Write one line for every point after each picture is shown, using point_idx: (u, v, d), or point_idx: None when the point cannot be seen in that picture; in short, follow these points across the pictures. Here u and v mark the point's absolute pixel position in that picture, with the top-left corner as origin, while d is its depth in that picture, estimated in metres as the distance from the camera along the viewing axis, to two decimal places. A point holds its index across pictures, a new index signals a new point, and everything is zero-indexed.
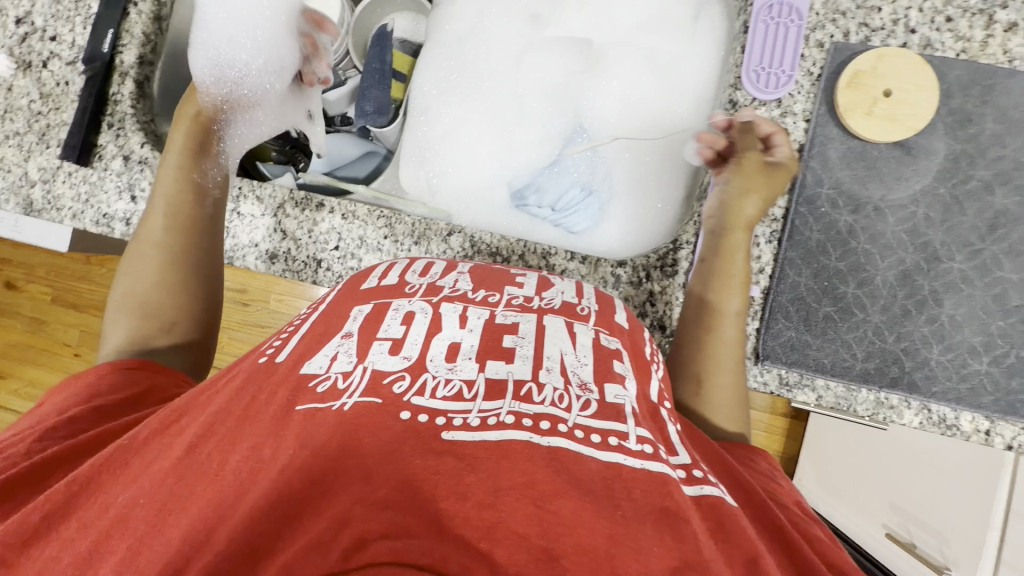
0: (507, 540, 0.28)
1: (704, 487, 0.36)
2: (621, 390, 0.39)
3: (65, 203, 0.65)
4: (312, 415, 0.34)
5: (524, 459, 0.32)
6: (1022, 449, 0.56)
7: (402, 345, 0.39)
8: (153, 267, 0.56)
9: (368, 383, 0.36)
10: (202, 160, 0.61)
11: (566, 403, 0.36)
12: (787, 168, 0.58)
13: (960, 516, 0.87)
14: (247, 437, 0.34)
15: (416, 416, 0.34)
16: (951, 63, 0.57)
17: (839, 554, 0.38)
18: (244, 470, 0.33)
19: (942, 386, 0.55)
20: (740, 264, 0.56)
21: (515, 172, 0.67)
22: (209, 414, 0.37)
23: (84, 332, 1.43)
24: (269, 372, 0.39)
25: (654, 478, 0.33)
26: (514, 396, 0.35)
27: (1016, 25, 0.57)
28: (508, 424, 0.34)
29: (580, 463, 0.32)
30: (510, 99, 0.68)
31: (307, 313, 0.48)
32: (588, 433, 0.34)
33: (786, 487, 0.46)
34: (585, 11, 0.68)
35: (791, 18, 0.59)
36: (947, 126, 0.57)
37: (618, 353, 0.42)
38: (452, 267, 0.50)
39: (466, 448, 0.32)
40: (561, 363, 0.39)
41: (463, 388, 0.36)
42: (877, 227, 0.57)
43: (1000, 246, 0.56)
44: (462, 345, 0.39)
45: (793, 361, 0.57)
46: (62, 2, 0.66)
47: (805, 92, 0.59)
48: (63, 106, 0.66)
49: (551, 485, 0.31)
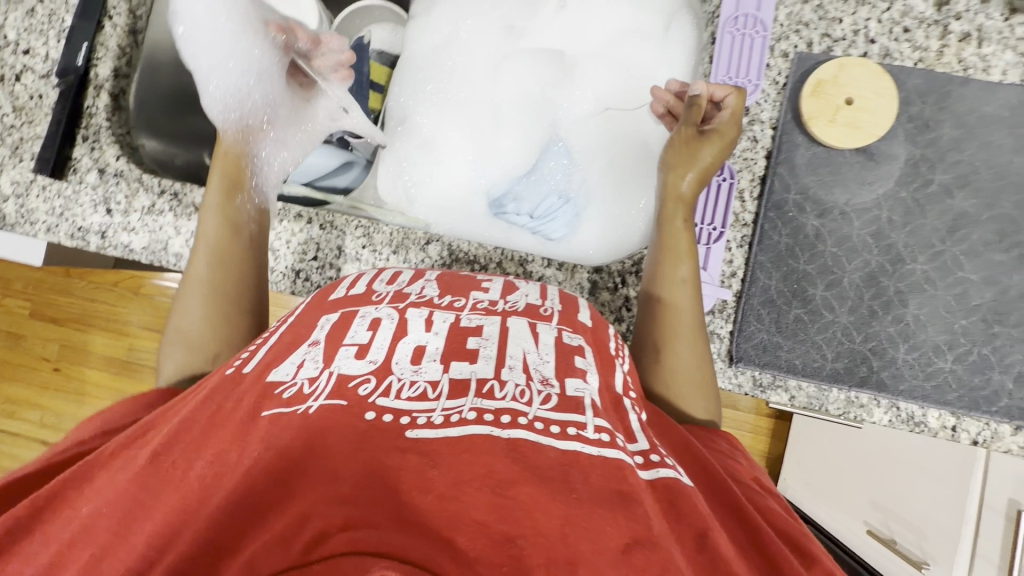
0: (467, 528, 0.29)
1: (660, 470, 0.37)
2: (582, 383, 0.40)
3: (38, 217, 0.64)
4: (276, 419, 0.35)
5: (485, 452, 0.33)
6: (987, 443, 0.58)
7: (368, 349, 0.40)
8: (202, 307, 0.54)
9: (334, 386, 0.37)
10: (238, 196, 0.58)
11: (527, 398, 0.37)
12: (723, 133, 0.58)
13: (936, 511, 0.89)
14: (213, 443, 0.35)
15: (381, 416, 0.35)
16: (909, 72, 0.60)
17: (796, 529, 0.40)
18: (208, 475, 0.33)
19: (909, 384, 0.57)
20: (682, 231, 0.56)
21: (492, 182, 0.68)
22: (175, 424, 0.37)
23: (64, 346, 1.40)
24: (235, 381, 0.40)
25: (609, 463, 0.34)
26: (477, 394, 0.37)
27: (969, 35, 0.59)
28: (470, 420, 0.35)
29: (538, 452, 0.34)
30: (487, 107, 0.69)
31: (266, 332, 0.47)
32: (547, 425, 0.35)
33: (745, 465, 0.47)
34: (559, 23, 0.70)
35: (756, 29, 0.61)
36: (908, 133, 0.59)
37: (580, 350, 0.43)
38: (418, 275, 0.51)
39: (430, 445, 0.33)
40: (523, 361, 0.40)
41: (428, 388, 0.37)
42: (843, 230, 0.59)
43: (960, 248, 0.58)
44: (428, 348, 0.41)
45: (766, 362, 0.59)
46: (35, 15, 0.66)
47: (771, 100, 0.61)
48: (37, 119, 0.65)
49: (509, 474, 0.32)
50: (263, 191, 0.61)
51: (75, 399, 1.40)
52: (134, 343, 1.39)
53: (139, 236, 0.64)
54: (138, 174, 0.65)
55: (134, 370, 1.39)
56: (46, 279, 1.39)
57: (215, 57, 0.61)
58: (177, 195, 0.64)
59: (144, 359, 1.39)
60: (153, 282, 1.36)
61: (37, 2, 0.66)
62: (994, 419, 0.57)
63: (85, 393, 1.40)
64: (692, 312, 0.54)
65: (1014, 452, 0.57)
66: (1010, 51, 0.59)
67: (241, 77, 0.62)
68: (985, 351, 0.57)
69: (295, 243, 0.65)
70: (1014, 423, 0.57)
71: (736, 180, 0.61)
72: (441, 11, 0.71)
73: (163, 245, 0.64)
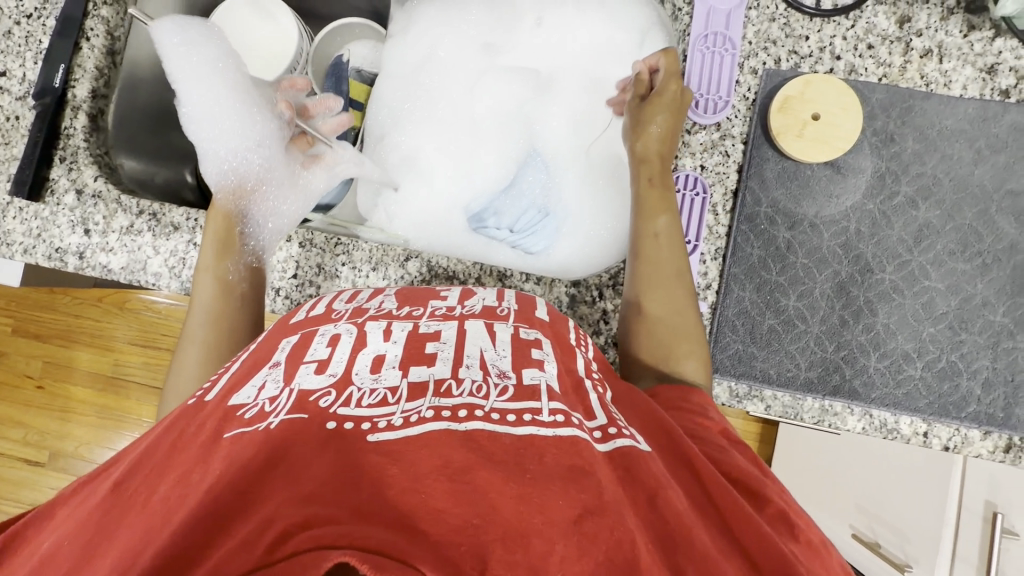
0: (428, 516, 0.30)
1: (618, 441, 0.38)
2: (539, 372, 0.41)
3: (15, 238, 0.64)
4: (238, 438, 0.35)
5: (442, 444, 0.34)
6: (957, 448, 0.60)
7: (328, 364, 0.41)
8: (197, 368, 0.57)
9: (294, 402, 0.38)
10: (227, 260, 0.61)
11: (484, 392, 0.38)
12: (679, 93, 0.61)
13: (917, 513, 0.91)
14: (175, 465, 0.35)
15: (343, 424, 0.36)
16: (873, 87, 0.62)
17: (762, 484, 0.41)
18: (173, 497, 0.33)
19: (880, 391, 0.59)
20: (652, 185, 0.59)
21: (471, 198, 0.69)
22: (139, 454, 0.37)
23: (47, 363, 1.39)
24: (198, 408, 0.40)
25: (564, 442, 0.35)
26: (435, 393, 0.38)
27: (930, 51, 0.61)
28: (428, 418, 0.36)
29: (495, 440, 0.35)
30: (465, 123, 0.71)
31: (230, 363, 0.47)
32: (503, 414, 0.37)
33: (717, 419, 0.47)
34: (534, 42, 0.71)
35: (725, 47, 0.62)
36: (873, 146, 0.62)
37: (536, 342, 0.45)
38: (378, 292, 0.53)
39: (391, 446, 0.34)
40: (481, 359, 0.42)
41: (387, 394, 0.38)
42: (813, 242, 0.61)
43: (925, 257, 0.61)
44: (387, 356, 0.42)
45: (741, 373, 0.59)
46: (11, 37, 0.66)
47: (741, 116, 0.62)
48: (13, 140, 0.65)
49: (464, 462, 0.33)
50: (255, 251, 0.64)
51: (59, 416, 1.38)
52: (119, 358, 1.37)
53: (117, 257, 0.64)
54: (116, 196, 0.64)
55: (119, 386, 1.37)
56: (28, 295, 1.38)
57: (213, 118, 0.64)
58: (156, 215, 0.64)
59: (129, 374, 1.37)
60: (139, 297, 1.36)
61: (13, 24, 0.67)
62: (963, 424, 0.58)
63: (69, 409, 1.38)
64: (669, 263, 0.56)
65: (984, 456, 0.59)
66: (968, 67, 0.61)
67: (238, 129, 0.65)
68: (952, 357, 0.59)
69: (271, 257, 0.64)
70: (982, 428, 0.58)
71: (709, 195, 0.62)
72: (419, 30, 0.72)
73: (142, 265, 0.64)
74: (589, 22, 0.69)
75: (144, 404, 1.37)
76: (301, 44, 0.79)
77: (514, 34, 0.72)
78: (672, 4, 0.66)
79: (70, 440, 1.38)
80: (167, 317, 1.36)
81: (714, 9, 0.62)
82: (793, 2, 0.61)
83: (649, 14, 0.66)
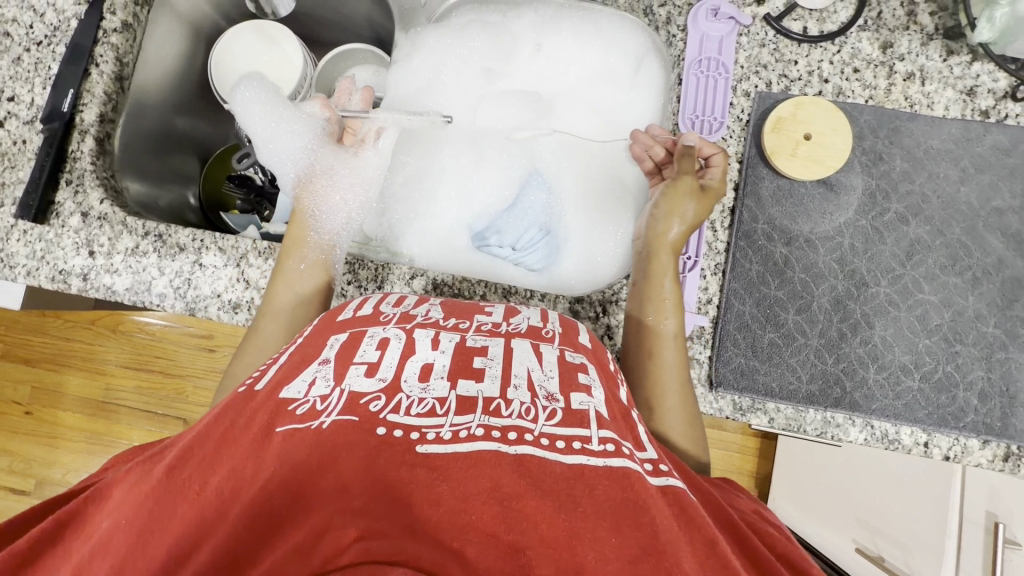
0: (477, 540, 0.32)
1: (669, 478, 0.40)
2: (586, 397, 0.43)
3: (19, 260, 0.64)
4: (290, 435, 0.37)
5: (492, 466, 0.36)
6: (958, 458, 0.60)
7: (377, 367, 0.44)
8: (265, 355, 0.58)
9: (346, 403, 0.40)
10: (297, 253, 0.62)
11: (533, 416, 0.40)
12: (715, 190, 0.61)
13: (919, 524, 0.91)
14: (226, 459, 0.37)
15: (392, 431, 0.38)
16: (860, 109, 0.64)
17: (797, 551, 0.42)
18: (225, 490, 0.35)
19: (880, 403, 0.60)
20: (669, 287, 0.59)
21: (474, 217, 0.71)
22: (189, 439, 0.39)
23: (36, 388, 1.36)
24: (247, 399, 0.42)
25: (615, 473, 0.36)
26: (484, 411, 0.40)
27: (913, 75, 0.64)
28: (479, 436, 0.38)
29: (545, 467, 0.37)
30: (470, 146, 0.74)
31: (277, 354, 0.49)
32: (553, 440, 0.39)
33: (747, 498, 0.49)
34: (534, 67, 0.74)
35: (718, 71, 0.65)
36: (863, 164, 0.64)
37: (582, 366, 0.47)
38: (423, 300, 0.56)
39: (438, 460, 0.36)
40: (528, 378, 0.44)
41: (436, 404, 0.41)
42: (810, 257, 0.63)
43: (918, 271, 0.63)
44: (435, 365, 0.44)
45: (744, 386, 0.60)
46: (21, 64, 0.68)
47: (736, 136, 0.64)
48: (20, 164, 0.66)
49: (515, 488, 0.35)
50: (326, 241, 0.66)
51: (46, 442, 1.35)
52: (110, 382, 1.36)
53: (122, 278, 0.64)
54: (122, 218, 0.65)
55: (111, 411, 1.35)
56: (19, 319, 1.36)
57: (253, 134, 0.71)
58: (162, 236, 0.64)
59: (119, 399, 1.35)
60: (132, 319, 1.35)
61: (23, 51, 0.68)
62: (962, 433, 0.60)
63: (57, 435, 1.35)
64: (676, 367, 0.56)
65: (984, 465, 0.60)
66: (949, 89, 0.64)
67: (275, 135, 0.70)
68: (949, 368, 0.61)
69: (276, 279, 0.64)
70: (981, 438, 0.60)
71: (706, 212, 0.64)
72: (422, 55, 0.74)
73: (147, 286, 0.64)
74: (588, 48, 0.72)
75: (135, 429, 1.34)
76: (305, 69, 0.82)
77: (514, 60, 0.75)
78: (667, 30, 0.67)
79: (57, 468, 1.35)
80: (161, 339, 1.35)
81: (707, 35, 0.65)
82: (782, 29, 0.64)
83: (644, 41, 0.68)
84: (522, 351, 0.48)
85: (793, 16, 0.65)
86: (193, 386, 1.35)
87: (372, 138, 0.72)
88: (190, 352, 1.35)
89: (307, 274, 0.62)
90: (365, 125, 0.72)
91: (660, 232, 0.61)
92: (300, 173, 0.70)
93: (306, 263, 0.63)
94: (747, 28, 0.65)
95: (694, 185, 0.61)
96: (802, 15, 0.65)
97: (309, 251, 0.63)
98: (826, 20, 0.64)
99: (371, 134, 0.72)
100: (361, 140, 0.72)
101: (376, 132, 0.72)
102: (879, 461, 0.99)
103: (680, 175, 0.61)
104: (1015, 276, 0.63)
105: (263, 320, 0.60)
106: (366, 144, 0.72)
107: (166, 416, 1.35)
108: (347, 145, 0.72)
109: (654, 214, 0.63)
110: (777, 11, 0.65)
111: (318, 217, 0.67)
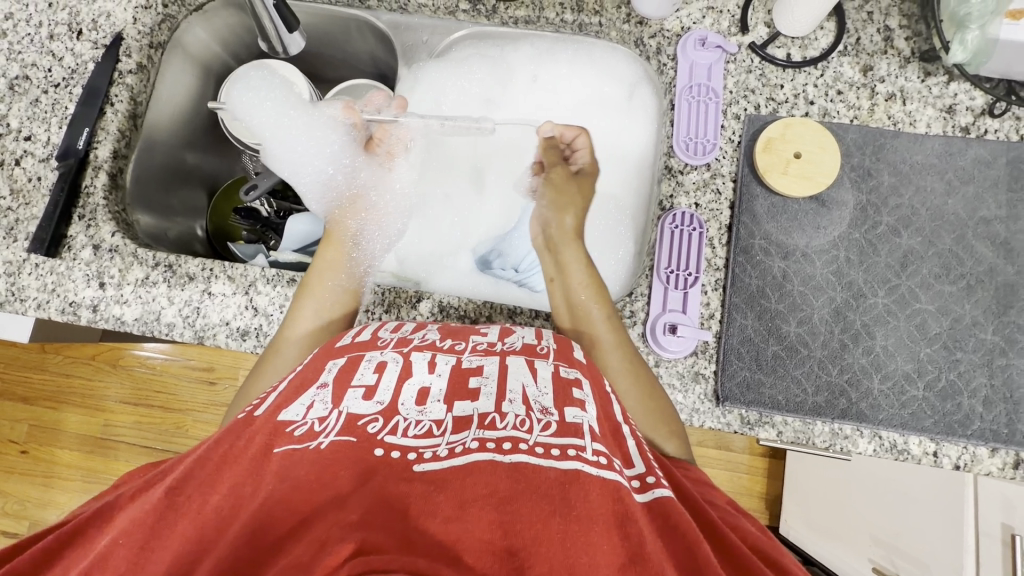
0: (474, 546, 0.33)
1: (657, 491, 0.40)
2: (580, 412, 0.44)
3: (30, 293, 0.65)
4: (290, 455, 0.39)
5: (488, 473, 0.37)
6: (968, 468, 0.60)
7: (375, 390, 0.45)
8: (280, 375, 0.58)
9: (344, 424, 0.42)
10: (331, 276, 0.64)
11: (528, 426, 0.42)
12: (588, 171, 0.71)
13: (936, 540, 0.89)
14: (227, 478, 0.38)
15: (389, 451, 0.40)
16: (846, 128, 0.67)
17: (777, 549, 0.41)
18: (225, 507, 0.37)
19: (886, 413, 0.60)
20: (580, 272, 0.63)
21: (478, 242, 0.77)
22: (189, 462, 0.40)
23: (33, 427, 1.34)
24: (247, 422, 0.43)
25: (607, 486, 0.37)
26: (480, 426, 0.42)
27: (894, 95, 0.67)
28: (474, 448, 0.39)
29: (538, 473, 0.38)
30: (470, 169, 0.79)
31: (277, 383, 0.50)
32: (548, 448, 0.40)
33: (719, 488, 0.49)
34: (533, 95, 0.79)
35: (709, 97, 0.67)
36: (853, 180, 0.66)
37: (576, 381, 0.48)
38: (421, 325, 0.56)
39: (436, 474, 0.37)
40: (523, 394, 0.45)
41: (432, 426, 0.42)
42: (807, 270, 0.64)
43: (913, 281, 0.64)
44: (431, 389, 0.46)
45: (751, 400, 0.61)
46: (39, 105, 0.70)
47: (729, 157, 0.67)
48: (34, 200, 0.67)
49: (510, 491, 0.36)
50: (357, 272, 0.68)
51: (42, 482, 1.33)
52: (109, 419, 1.34)
53: (132, 308, 0.65)
54: (133, 250, 0.66)
55: (110, 448, 1.33)
56: (20, 356, 1.35)
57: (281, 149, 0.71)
58: (172, 267, 0.65)
59: (118, 435, 1.33)
60: (132, 353, 1.34)
61: (41, 93, 0.71)
62: (971, 441, 0.60)
63: (53, 475, 1.33)
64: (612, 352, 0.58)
65: (994, 474, 0.60)
66: (929, 107, 0.67)
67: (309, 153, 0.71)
68: (951, 376, 0.61)
69: (283, 307, 0.65)
70: (989, 445, 0.60)
71: (705, 229, 0.65)
72: (423, 88, 0.78)
73: (156, 315, 0.65)
74: (581, 75, 0.76)
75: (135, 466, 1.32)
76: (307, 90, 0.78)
77: (510, 89, 0.79)
78: (658, 60, 0.70)
79: (53, 508, 1.32)
80: (161, 373, 1.34)
81: (696, 63, 0.68)
82: (767, 56, 0.68)
83: (637, 70, 0.73)
84: (518, 367, 0.49)
85: (777, 44, 0.68)
86: (192, 420, 1.33)
87: (404, 142, 0.74)
88: (190, 386, 1.34)
89: (336, 298, 0.64)
90: (393, 131, 0.73)
91: (557, 223, 0.68)
92: (343, 198, 0.72)
93: (338, 286, 0.65)
94: (733, 56, 0.68)
95: (567, 172, 0.71)
96: (785, 42, 0.68)
97: (341, 274, 0.66)
98: (808, 47, 0.68)
99: (403, 139, 0.74)
100: (390, 147, 0.74)
101: (409, 138, 0.75)
102: (889, 475, 0.98)
103: (553, 169, 0.71)
104: (1008, 284, 0.64)
105: (280, 342, 0.60)
106: (398, 152, 0.74)
107: (165, 451, 1.33)
108: (375, 154, 0.73)
109: (542, 207, 0.70)
110: (761, 39, 0.68)
111: (357, 240, 0.69)
